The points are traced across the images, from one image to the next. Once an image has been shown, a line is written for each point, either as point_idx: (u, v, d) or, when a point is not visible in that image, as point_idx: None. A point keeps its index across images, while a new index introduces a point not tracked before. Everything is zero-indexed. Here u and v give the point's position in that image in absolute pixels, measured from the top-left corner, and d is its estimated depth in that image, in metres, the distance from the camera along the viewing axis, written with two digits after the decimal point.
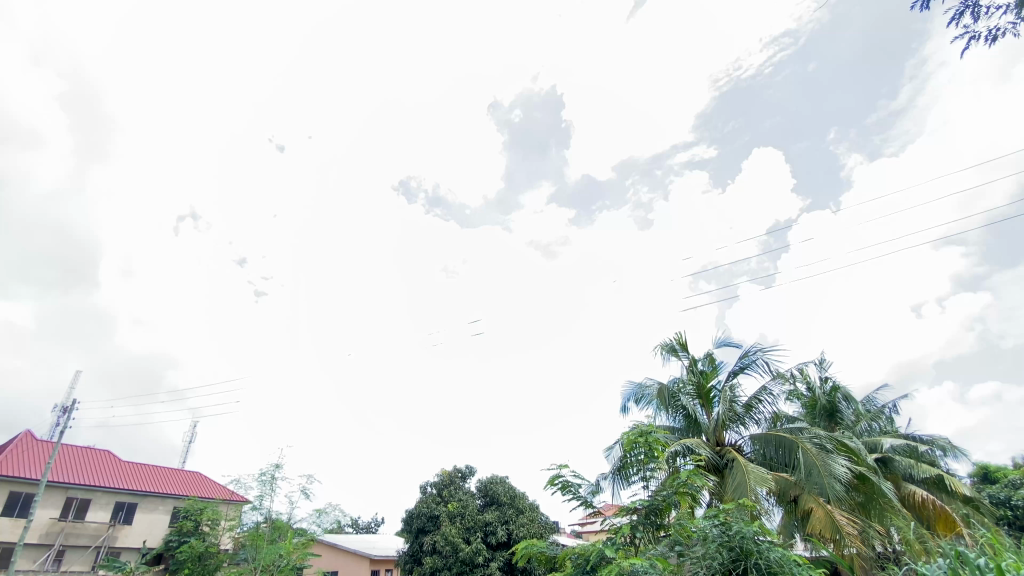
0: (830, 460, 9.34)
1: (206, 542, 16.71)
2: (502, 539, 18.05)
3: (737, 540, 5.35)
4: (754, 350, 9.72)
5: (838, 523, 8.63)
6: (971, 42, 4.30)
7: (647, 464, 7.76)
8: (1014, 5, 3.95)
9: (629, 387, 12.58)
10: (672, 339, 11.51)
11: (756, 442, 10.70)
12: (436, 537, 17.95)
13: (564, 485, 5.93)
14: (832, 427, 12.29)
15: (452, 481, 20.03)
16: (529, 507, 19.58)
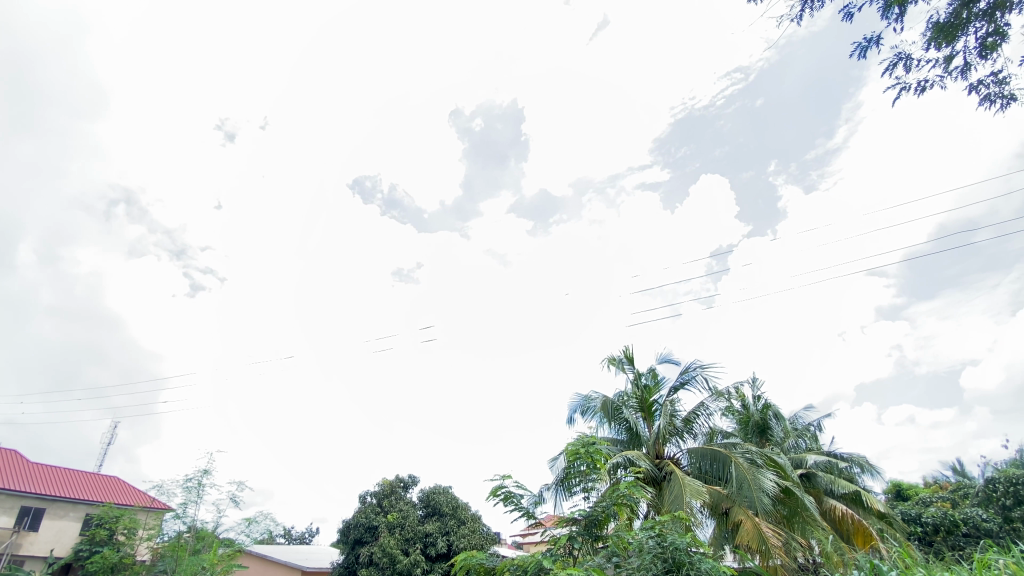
0: (760, 474, 9.80)
1: (121, 553, 15.46)
2: (442, 550, 17.76)
3: (671, 551, 5.48)
4: (694, 366, 10.10)
5: (764, 535, 9.04)
6: (902, 92, 4.64)
7: (588, 476, 7.87)
8: (942, 59, 4.31)
9: (576, 398, 12.77)
10: (618, 353, 11.79)
11: (692, 455, 11.09)
12: (373, 548, 17.39)
13: (506, 496, 5.89)
14: (763, 443, 12.92)
15: (393, 490, 19.54)
16: (471, 517, 19.42)
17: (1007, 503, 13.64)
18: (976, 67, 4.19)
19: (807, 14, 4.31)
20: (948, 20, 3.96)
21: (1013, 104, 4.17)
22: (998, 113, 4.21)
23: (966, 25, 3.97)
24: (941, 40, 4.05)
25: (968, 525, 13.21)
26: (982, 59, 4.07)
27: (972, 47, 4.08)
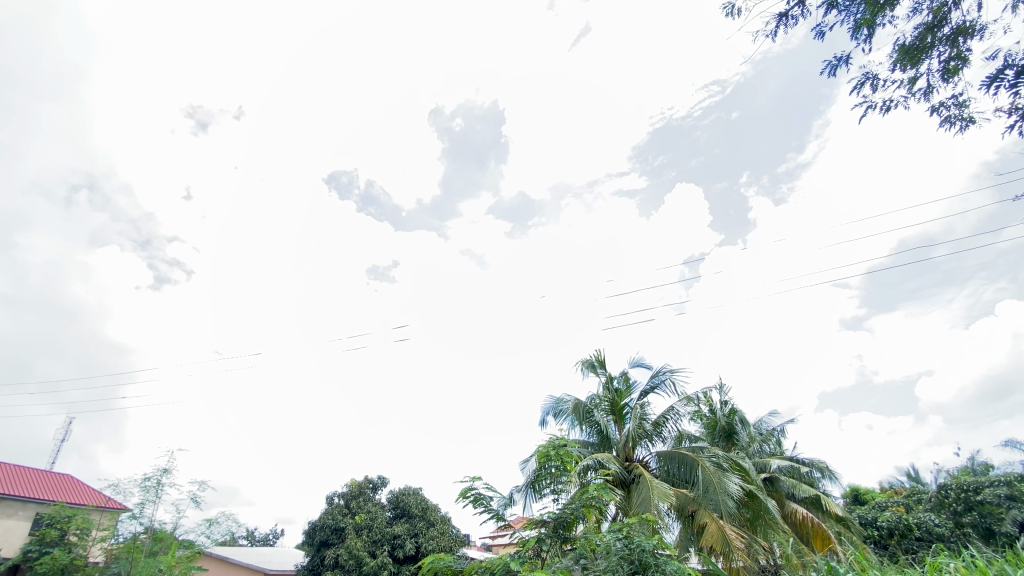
0: (725, 477, 10.02)
1: (72, 554, 14.80)
2: (410, 552, 17.57)
3: (638, 553, 5.54)
4: (664, 370, 10.27)
5: (728, 537, 9.22)
6: (868, 110, 4.76)
7: (559, 478, 7.91)
8: (907, 80, 4.47)
9: (548, 401, 12.82)
10: (591, 356, 11.89)
11: (661, 458, 11.26)
12: (339, 550, 17.07)
13: (476, 498, 5.86)
14: (729, 448, 13.21)
15: (361, 492, 19.23)
16: (441, 519, 19.28)
17: (958, 508, 14.29)
18: (938, 90, 4.36)
19: (781, 31, 4.43)
20: (913, 43, 4.12)
21: (971, 126, 4.38)
22: (957, 135, 4.40)
23: (930, 49, 4.13)
24: (906, 62, 4.21)
25: (921, 529, 13.74)
26: (944, 82, 4.25)
27: (936, 70, 4.24)
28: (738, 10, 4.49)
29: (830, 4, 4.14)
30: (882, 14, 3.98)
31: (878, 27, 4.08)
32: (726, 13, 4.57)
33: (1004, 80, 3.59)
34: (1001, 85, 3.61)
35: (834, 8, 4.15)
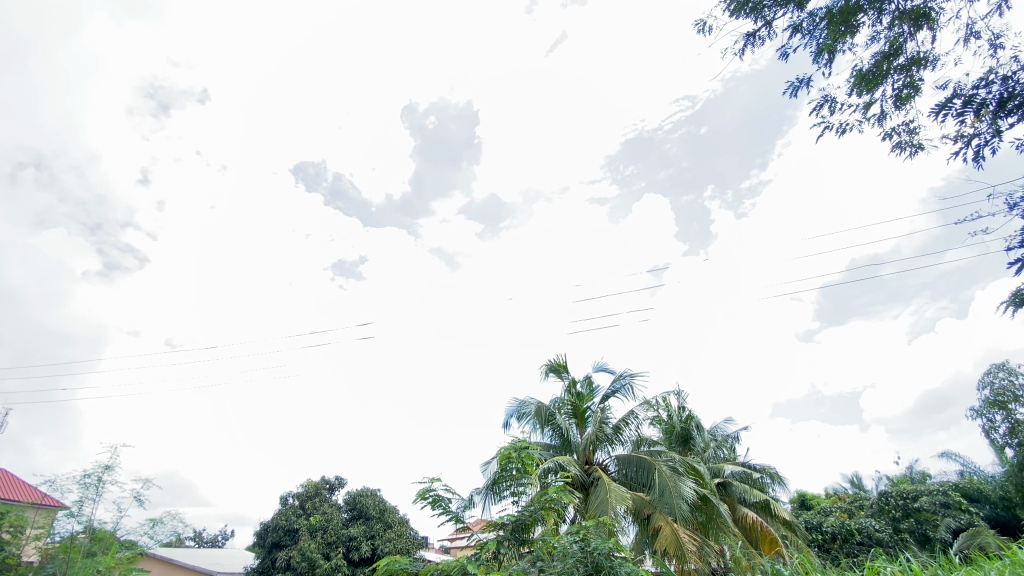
0: (680, 481, 10.25)
1: (3, 552, 13.77)
2: (365, 554, 17.23)
3: (594, 555, 5.59)
4: (625, 374, 10.45)
5: (681, 540, 9.42)
6: (826, 131, 4.86)
7: (519, 480, 7.90)
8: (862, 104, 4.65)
9: (512, 403, 12.83)
10: (554, 360, 11.97)
11: (619, 462, 11.43)
12: (291, 552, 16.55)
13: (435, 499, 5.78)
14: (685, 453, 13.55)
15: (317, 492, 18.74)
16: (398, 521, 18.98)
17: (896, 515, 15.01)
18: (891, 116, 4.58)
19: (748, 50, 4.57)
20: (869, 69, 4.33)
21: (918, 152, 4.63)
22: (906, 160, 4.63)
23: (885, 76, 4.34)
24: (863, 87, 4.42)
25: (862, 534, 14.38)
26: (897, 109, 4.48)
27: (890, 97, 4.46)
28: (708, 27, 4.61)
29: (794, 27, 4.31)
30: (842, 40, 4.16)
31: (837, 54, 4.27)
32: (696, 29, 4.68)
33: (951, 108, 3.81)
34: (948, 114, 3.83)
35: (798, 31, 4.32)
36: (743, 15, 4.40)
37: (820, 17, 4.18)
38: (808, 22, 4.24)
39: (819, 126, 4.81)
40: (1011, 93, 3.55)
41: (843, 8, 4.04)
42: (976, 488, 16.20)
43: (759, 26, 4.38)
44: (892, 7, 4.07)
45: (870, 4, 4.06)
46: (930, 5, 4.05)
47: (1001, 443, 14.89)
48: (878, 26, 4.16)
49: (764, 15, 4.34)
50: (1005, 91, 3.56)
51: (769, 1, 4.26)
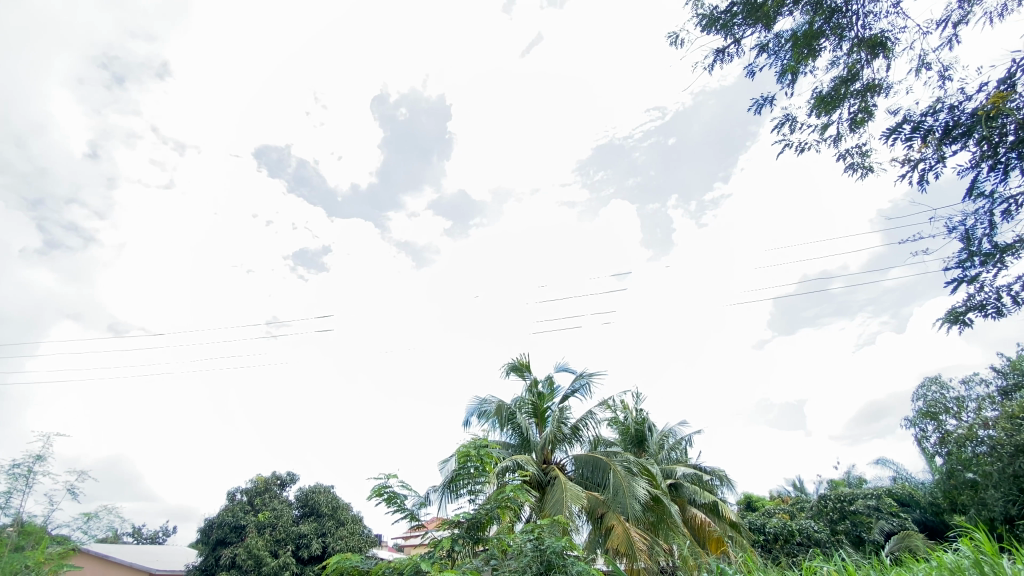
0: (634, 482, 10.47)
1: None
2: (315, 552, 16.83)
3: (548, 554, 5.63)
4: (584, 373, 10.60)
5: (632, 539, 9.60)
6: (785, 149, 4.99)
7: (476, 478, 7.89)
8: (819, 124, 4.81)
9: (472, 402, 12.80)
10: (516, 359, 12.00)
11: (576, 462, 11.59)
12: (236, 550, 15.99)
13: (390, 496, 5.69)
14: (640, 454, 13.87)
15: (267, 488, 18.17)
16: (351, 519, 18.64)
17: (833, 516, 15.73)
18: (846, 138, 4.80)
19: (717, 66, 4.70)
20: (828, 92, 4.53)
21: (868, 174, 4.87)
22: (858, 180, 4.86)
23: (843, 99, 4.54)
24: (821, 109, 4.62)
25: (801, 535, 15.06)
26: (851, 132, 4.70)
27: (845, 120, 4.68)
28: (680, 39, 4.71)
29: (761, 46, 4.46)
30: (805, 63, 4.33)
31: (799, 75, 4.44)
32: (669, 42, 4.78)
33: (901, 133, 4.03)
34: (898, 138, 4.04)
35: (765, 51, 4.48)
36: (714, 32, 4.53)
37: (786, 38, 4.35)
38: (774, 43, 4.41)
39: (780, 144, 4.93)
40: (956, 121, 3.76)
41: (808, 31, 4.21)
42: (907, 493, 17.21)
43: (728, 43, 4.51)
44: (852, 34, 4.28)
45: (832, 30, 4.25)
46: (885, 35, 4.28)
47: (930, 451, 15.88)
48: (838, 52, 4.36)
49: (734, 33, 4.47)
50: (950, 120, 3.78)
51: (739, 20, 4.40)
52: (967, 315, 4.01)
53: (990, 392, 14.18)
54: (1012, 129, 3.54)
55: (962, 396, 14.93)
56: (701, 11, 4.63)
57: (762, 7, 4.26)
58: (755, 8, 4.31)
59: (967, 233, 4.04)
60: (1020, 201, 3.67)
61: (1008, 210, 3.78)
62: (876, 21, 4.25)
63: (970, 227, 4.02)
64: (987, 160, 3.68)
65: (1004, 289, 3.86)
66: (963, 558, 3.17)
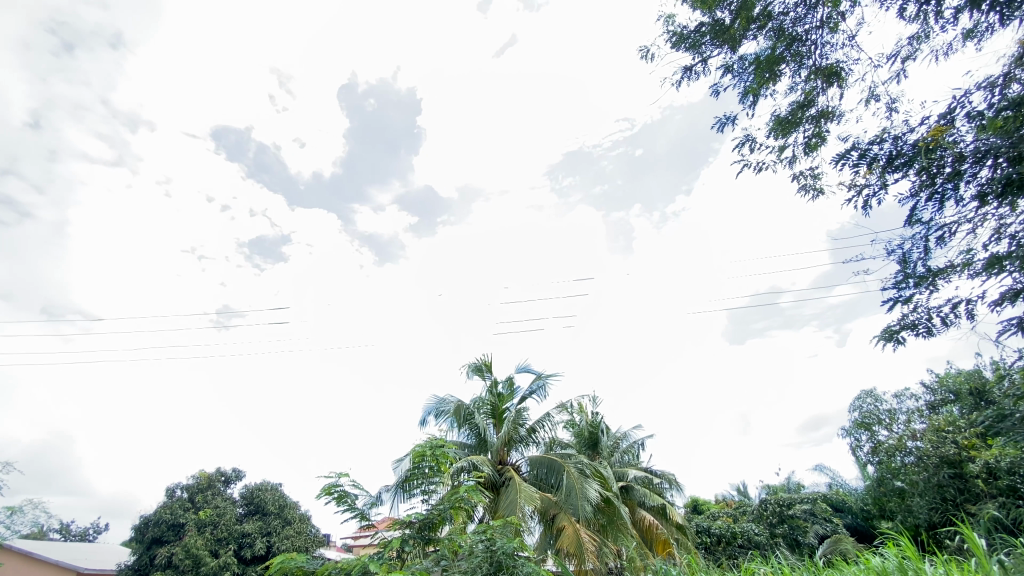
0: (586, 484, 10.63)
1: None
2: (259, 552, 16.25)
3: (499, 554, 5.66)
4: (543, 375, 10.71)
5: (581, 540, 9.76)
6: (744, 168, 5.16)
7: (431, 478, 7.81)
8: (776, 145, 5.00)
9: (430, 401, 12.70)
10: (478, 359, 11.99)
11: (531, 463, 11.68)
12: (173, 549, 15.25)
13: (341, 494, 5.58)
14: (594, 456, 14.13)
15: (210, 485, 17.43)
16: (299, 518, 18.12)
17: (773, 520, 16.42)
18: (799, 161, 5.05)
19: (684, 83, 4.86)
20: (785, 116, 4.76)
21: (818, 196, 5.15)
22: (809, 201, 5.12)
23: (799, 123, 4.77)
24: (779, 131, 4.83)
25: (743, 537, 15.71)
26: (805, 155, 4.95)
27: (801, 143, 4.91)
28: (650, 54, 4.83)
29: (726, 67, 4.65)
30: (765, 86, 4.54)
31: (760, 97, 4.65)
32: (640, 55, 4.90)
33: (848, 159, 4.29)
34: (847, 164, 4.29)
35: (729, 72, 4.67)
36: (683, 49, 4.69)
37: (750, 61, 4.55)
38: (739, 65, 4.60)
39: (738, 163, 5.12)
40: (899, 151, 4.02)
41: (770, 56, 4.42)
42: (841, 499, 18.23)
43: (696, 62, 4.68)
44: (810, 62, 4.53)
45: (792, 56, 4.48)
46: (840, 66, 4.53)
47: (863, 460, 16.86)
48: (796, 78, 4.60)
49: (701, 52, 4.64)
50: (894, 149, 4.05)
51: (707, 39, 4.57)
52: (900, 333, 4.30)
53: (919, 406, 15.20)
54: (949, 162, 3.78)
55: (894, 409, 15.95)
56: (671, 29, 4.79)
57: (729, 29, 4.45)
58: (722, 30, 4.49)
59: (904, 256, 4.33)
60: (953, 229, 3.96)
61: (941, 237, 4.07)
62: (833, 52, 4.51)
63: (907, 251, 4.31)
64: (925, 190, 3.94)
65: (934, 310, 4.16)
66: (888, 562, 3.39)
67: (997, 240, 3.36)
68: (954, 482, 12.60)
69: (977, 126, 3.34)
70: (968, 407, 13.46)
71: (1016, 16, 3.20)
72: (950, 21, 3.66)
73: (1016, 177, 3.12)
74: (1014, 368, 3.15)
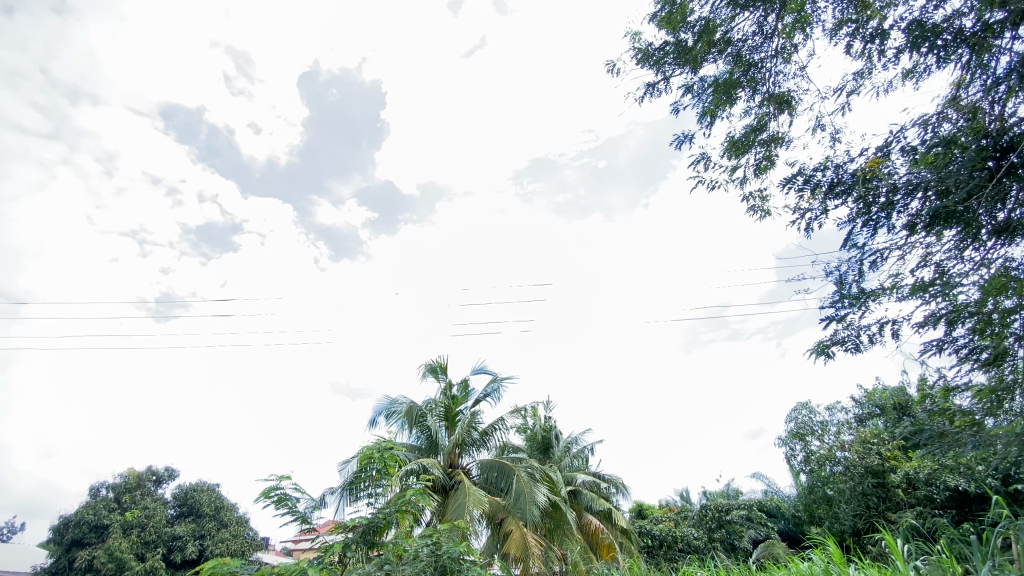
0: (535, 488, 10.68)
1: None
2: (190, 557, 15.39)
3: (445, 558, 5.62)
4: (499, 378, 10.71)
5: (527, 544, 9.79)
6: (699, 185, 5.33)
7: (378, 481, 7.62)
8: (729, 166, 5.20)
9: (381, 401, 12.46)
10: (434, 360, 11.87)
11: (482, 467, 11.66)
12: (95, 553, 14.24)
13: (280, 498, 5.37)
14: (544, 460, 14.27)
15: (139, 484, 16.40)
16: (236, 520, 17.31)
17: (711, 525, 17.00)
18: (750, 182, 5.28)
19: (647, 99, 4.99)
20: (739, 138, 4.97)
21: (766, 216, 5.40)
22: (757, 221, 5.36)
23: (752, 146, 5.00)
24: (733, 152, 5.03)
25: (683, 541, 16.22)
26: (756, 177, 5.18)
27: (752, 165, 5.13)
28: (616, 69, 4.95)
29: (686, 87, 4.81)
30: (722, 108, 4.72)
31: (717, 118, 4.82)
32: (606, 69, 5.00)
33: (794, 183, 4.52)
34: (792, 188, 4.52)
35: (689, 92, 4.83)
36: (647, 66, 4.83)
37: (709, 83, 4.73)
38: (698, 86, 4.78)
39: (694, 180, 5.28)
40: (840, 179, 4.28)
41: (727, 80, 4.62)
42: (775, 505, 19.15)
43: (659, 79, 4.82)
44: (764, 89, 4.76)
45: (748, 82, 4.69)
46: (791, 94, 4.79)
47: (797, 468, 17.76)
48: (751, 102, 4.82)
49: (664, 71, 4.79)
50: (835, 177, 4.31)
51: (670, 59, 4.72)
52: (831, 348, 4.56)
53: (849, 418, 16.17)
54: (884, 192, 4.03)
55: (826, 421, 16.89)
56: (636, 46, 4.92)
57: (691, 50, 4.61)
58: (685, 51, 4.65)
59: (840, 277, 4.60)
60: (884, 255, 4.25)
61: (874, 261, 4.36)
62: (785, 81, 4.76)
63: (843, 273, 4.58)
64: (862, 217, 4.20)
65: (863, 329, 4.44)
66: (815, 565, 3.60)
67: (924, 267, 3.62)
68: (876, 491, 13.51)
69: (910, 159, 3.60)
70: (891, 420, 14.46)
71: (950, 60, 3.47)
72: (891, 60, 3.93)
73: (941, 210, 3.38)
74: (935, 387, 3.40)
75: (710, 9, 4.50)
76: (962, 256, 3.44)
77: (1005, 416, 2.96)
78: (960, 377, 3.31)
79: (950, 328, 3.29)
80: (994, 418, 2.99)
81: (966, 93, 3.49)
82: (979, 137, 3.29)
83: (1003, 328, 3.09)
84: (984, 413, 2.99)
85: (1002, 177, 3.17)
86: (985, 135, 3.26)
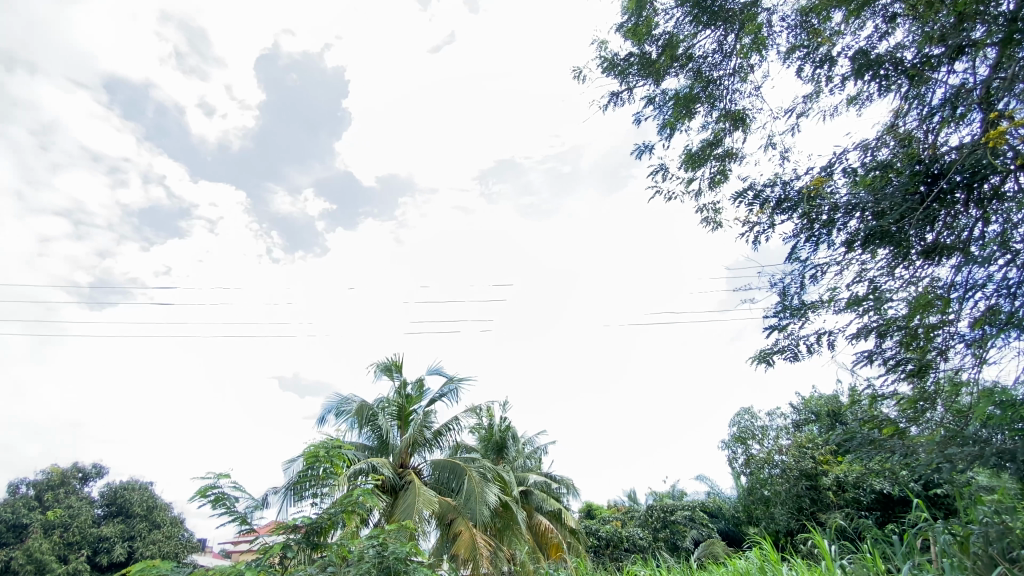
0: (486, 488, 10.64)
1: None
2: (118, 559, 14.45)
3: (391, 560, 5.52)
4: (454, 378, 10.63)
5: (477, 545, 9.75)
6: (656, 195, 5.45)
7: (324, 480, 7.40)
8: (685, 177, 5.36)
9: (331, 399, 12.11)
10: (388, 359, 11.66)
11: (433, 467, 11.53)
12: (11, 554, 13.16)
13: (218, 497, 5.12)
14: (498, 460, 14.29)
15: (64, 482, 15.26)
16: (170, 521, 16.39)
17: (657, 525, 17.48)
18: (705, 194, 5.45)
19: (610, 107, 5.07)
20: (696, 151, 5.12)
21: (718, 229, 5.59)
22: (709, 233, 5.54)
23: (708, 159, 5.16)
24: (690, 164, 5.18)
25: (629, 541, 16.59)
26: (710, 189, 5.35)
27: (707, 177, 5.30)
28: (582, 75, 4.99)
29: (649, 98, 4.91)
30: (681, 121, 4.84)
31: (676, 131, 4.94)
32: (572, 75, 5.04)
33: (745, 198, 4.71)
34: (743, 202, 4.72)
35: (651, 103, 4.93)
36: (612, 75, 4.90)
37: (670, 96, 4.85)
38: (660, 98, 4.89)
39: (652, 190, 5.40)
40: (787, 195, 4.49)
41: (687, 94, 4.75)
42: (717, 506, 19.90)
43: (623, 89, 4.90)
44: (721, 106, 4.93)
45: (706, 98, 4.84)
46: (746, 112, 4.98)
47: (738, 470, 18.53)
48: (708, 117, 4.97)
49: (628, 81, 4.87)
50: (783, 193, 4.51)
51: (634, 70, 4.81)
52: (772, 357, 4.77)
53: (787, 424, 17.01)
54: (826, 210, 4.25)
55: (766, 425, 17.68)
56: (602, 54, 5.00)
57: (654, 63, 4.71)
58: (648, 63, 4.75)
59: (783, 289, 4.83)
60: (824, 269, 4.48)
61: (815, 275, 4.59)
62: (741, 99, 4.94)
63: (786, 285, 4.80)
64: (805, 232, 4.41)
65: (801, 339, 4.67)
66: (751, 564, 3.73)
67: (858, 282, 3.83)
68: (809, 492, 14.27)
69: (851, 180, 3.81)
70: (825, 426, 15.32)
71: (891, 89, 3.69)
72: (838, 86, 4.14)
73: (877, 230, 3.59)
74: (863, 395, 3.62)
75: (674, 24, 4.62)
76: (893, 273, 3.67)
77: (926, 424, 3.19)
78: (886, 386, 3.53)
79: (880, 341, 3.51)
80: (916, 426, 3.20)
81: (902, 121, 3.72)
82: (913, 163, 3.52)
83: (926, 343, 3.31)
84: (907, 421, 3.21)
85: (931, 202, 3.40)
86: (918, 161, 3.48)
